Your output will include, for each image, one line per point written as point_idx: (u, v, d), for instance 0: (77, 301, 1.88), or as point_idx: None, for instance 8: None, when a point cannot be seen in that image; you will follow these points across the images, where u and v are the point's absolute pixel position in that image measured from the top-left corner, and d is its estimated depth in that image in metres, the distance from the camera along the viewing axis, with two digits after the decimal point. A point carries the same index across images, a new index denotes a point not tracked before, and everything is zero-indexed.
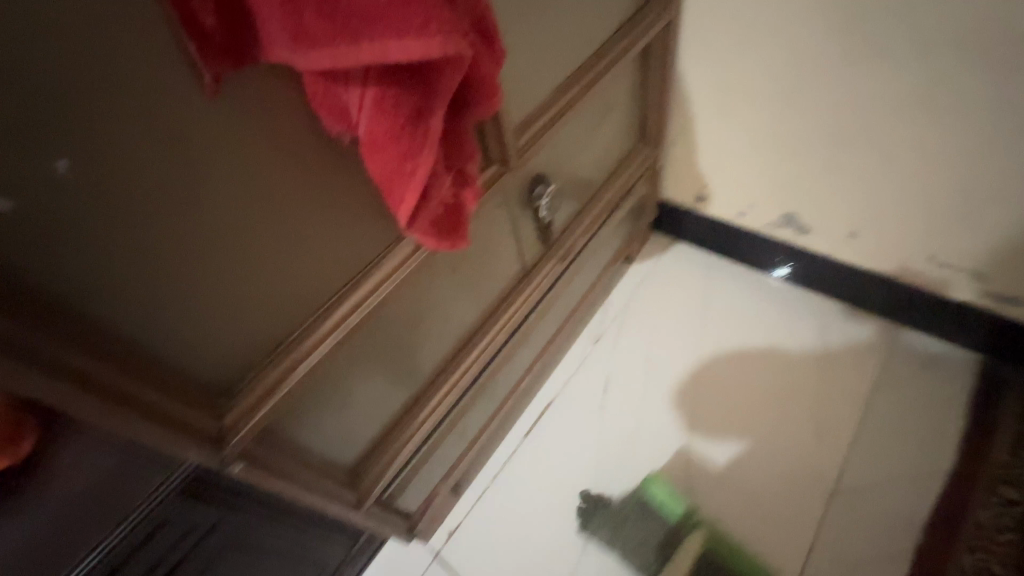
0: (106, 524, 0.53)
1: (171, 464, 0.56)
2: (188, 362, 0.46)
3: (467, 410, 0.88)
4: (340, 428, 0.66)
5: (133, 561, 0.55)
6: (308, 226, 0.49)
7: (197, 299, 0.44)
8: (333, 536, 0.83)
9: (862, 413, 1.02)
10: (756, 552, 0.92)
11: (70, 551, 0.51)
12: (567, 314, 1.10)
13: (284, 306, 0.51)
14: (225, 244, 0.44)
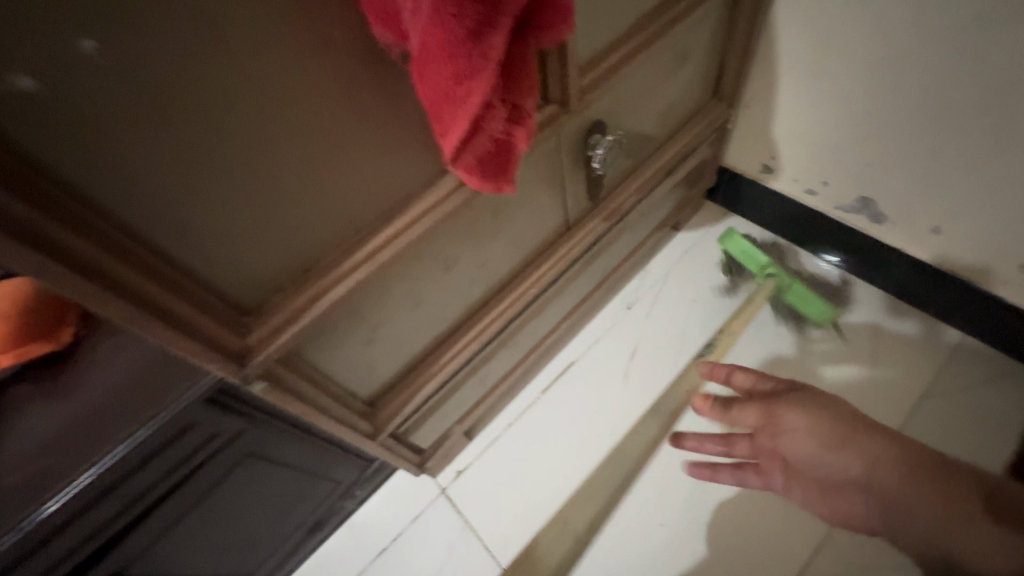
0: (133, 417, 0.54)
1: (196, 374, 0.56)
2: (216, 277, 0.45)
3: (490, 358, 0.87)
4: (365, 359, 0.66)
5: (159, 459, 0.56)
6: (345, 151, 0.46)
7: (226, 212, 0.42)
8: (348, 457, 0.87)
9: (901, 420, 0.97)
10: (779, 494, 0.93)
11: (99, 438, 0.53)
12: (604, 275, 1.05)
13: (317, 231, 0.49)
14: (260, 156, 0.41)
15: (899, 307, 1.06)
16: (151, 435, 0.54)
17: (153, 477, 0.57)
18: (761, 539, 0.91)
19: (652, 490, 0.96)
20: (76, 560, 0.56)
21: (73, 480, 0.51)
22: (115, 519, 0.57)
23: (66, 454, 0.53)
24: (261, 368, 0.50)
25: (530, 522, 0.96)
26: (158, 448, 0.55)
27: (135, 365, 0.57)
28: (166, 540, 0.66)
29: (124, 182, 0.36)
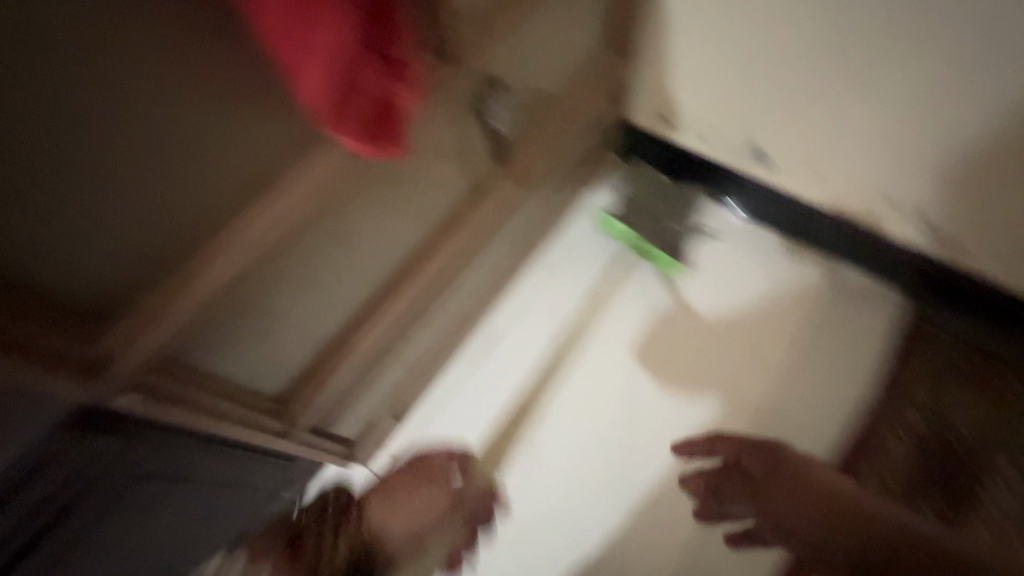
0: None
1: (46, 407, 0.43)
2: (50, 276, 0.41)
3: (410, 335, 0.84)
4: (264, 352, 0.60)
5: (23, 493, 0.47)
6: (166, 135, 0.42)
7: (43, 202, 0.39)
8: (269, 462, 0.80)
9: (803, 360, 1.00)
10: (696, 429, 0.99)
11: None
12: (521, 240, 1.05)
13: (174, 219, 0.45)
14: (70, 136, 0.38)
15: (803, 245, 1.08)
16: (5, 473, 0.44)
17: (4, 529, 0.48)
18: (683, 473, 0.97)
19: (576, 450, 0.99)
20: None
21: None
22: None
23: None
24: (126, 377, 0.45)
25: (466, 492, 0.97)
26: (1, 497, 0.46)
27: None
28: None
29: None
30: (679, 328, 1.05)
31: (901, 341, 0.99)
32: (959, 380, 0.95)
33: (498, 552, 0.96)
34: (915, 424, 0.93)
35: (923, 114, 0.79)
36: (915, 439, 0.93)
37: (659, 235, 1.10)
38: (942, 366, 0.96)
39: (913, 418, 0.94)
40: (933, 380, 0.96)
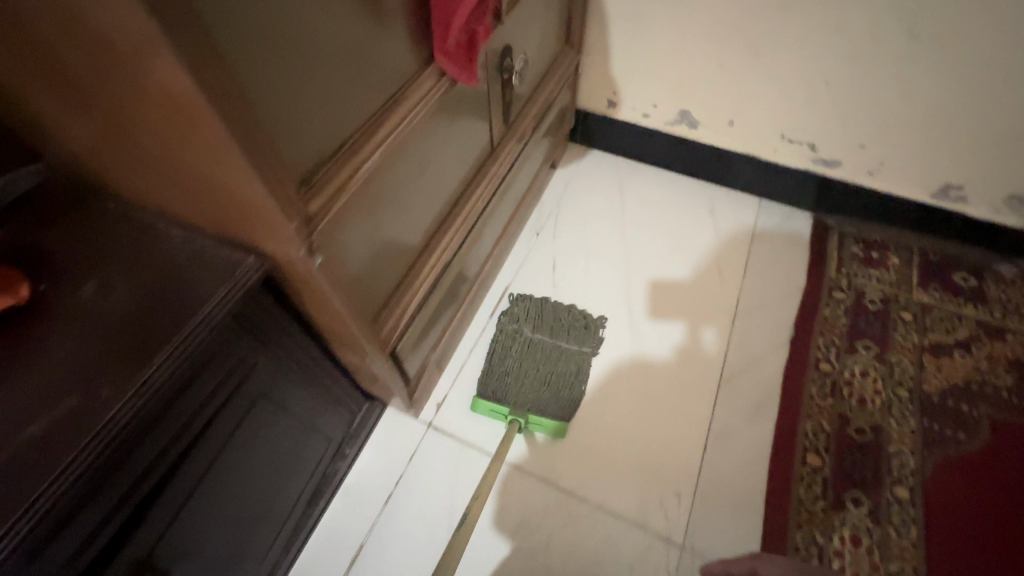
0: (166, 330, 0.51)
1: (231, 273, 0.54)
2: (290, 141, 0.46)
3: (452, 276, 0.97)
4: (374, 260, 0.69)
5: (197, 383, 0.55)
6: (345, 48, 0.50)
7: (296, 75, 0.45)
8: (335, 403, 0.86)
9: (701, 396, 1.08)
10: (688, 336, 1.16)
11: (145, 354, 0.49)
12: (514, 207, 1.23)
13: (349, 107, 0.53)
14: (317, 19, 0.45)
15: (668, 308, 1.20)
16: (193, 335, 0.51)
17: (165, 434, 0.53)
18: (689, 374, 1.11)
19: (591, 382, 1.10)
20: (95, 546, 0.50)
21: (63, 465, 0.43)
22: (137, 486, 0.52)
23: (104, 381, 0.48)
24: (321, 237, 0.52)
25: (434, 468, 0.99)
26: (173, 391, 0.52)
27: (120, 288, 0.53)
28: (186, 511, 0.60)
29: (92, 81, 0.40)
30: (645, 261, 1.29)
31: (809, 238, 1.30)
32: (860, 264, 1.24)
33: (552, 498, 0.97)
34: (838, 293, 1.19)
35: (801, 70, 1.09)
36: (843, 309, 1.17)
37: (533, 395, 1.01)
38: (836, 248, 1.28)
39: (836, 288, 1.20)
40: (845, 267, 1.24)
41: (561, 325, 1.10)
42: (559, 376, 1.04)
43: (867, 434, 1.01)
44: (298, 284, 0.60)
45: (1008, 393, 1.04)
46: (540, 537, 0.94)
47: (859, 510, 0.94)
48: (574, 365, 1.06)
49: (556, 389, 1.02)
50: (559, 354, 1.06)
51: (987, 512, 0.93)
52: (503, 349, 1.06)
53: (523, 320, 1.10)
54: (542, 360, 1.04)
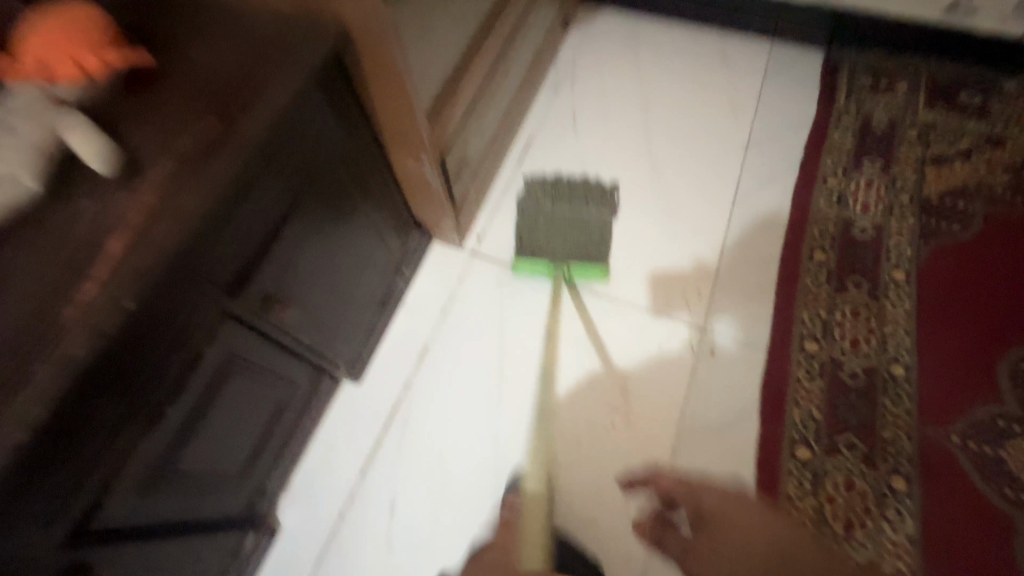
0: (271, 82, 0.59)
1: (319, 38, 0.62)
2: None
3: (480, 113, 1.03)
4: (420, 56, 0.77)
5: (294, 143, 0.65)
6: None
7: None
8: (390, 220, 0.96)
9: (714, 406, 0.97)
10: (705, 167, 1.21)
11: (255, 99, 0.58)
12: (531, 61, 1.26)
13: None
14: None
15: (677, 300, 1.06)
16: (295, 85, 0.60)
17: (274, 184, 0.64)
18: (705, 200, 1.17)
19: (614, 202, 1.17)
20: (234, 272, 0.63)
21: (214, 174, 0.54)
22: (258, 226, 0.64)
23: (225, 117, 0.57)
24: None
25: (475, 284, 1.11)
26: (278, 139, 0.61)
27: (225, 53, 0.61)
28: (289, 268, 0.72)
29: None
30: (659, 103, 1.31)
31: (820, 70, 1.31)
32: (871, 91, 1.27)
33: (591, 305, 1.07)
34: (848, 118, 1.23)
35: None
36: (851, 132, 1.22)
37: (571, 254, 1.05)
38: (848, 77, 1.29)
39: (846, 114, 1.24)
40: (855, 95, 1.26)
41: (574, 193, 1.11)
42: (586, 240, 1.06)
43: (870, 231, 1.09)
44: (367, 58, 0.68)
45: (1002, 190, 1.12)
46: (573, 339, 1.04)
47: (860, 293, 1.03)
48: (600, 228, 1.08)
49: (591, 247, 1.05)
50: (583, 222, 1.08)
51: (978, 283, 1.03)
52: (526, 210, 1.09)
53: (539, 197, 1.11)
54: (566, 226, 1.07)
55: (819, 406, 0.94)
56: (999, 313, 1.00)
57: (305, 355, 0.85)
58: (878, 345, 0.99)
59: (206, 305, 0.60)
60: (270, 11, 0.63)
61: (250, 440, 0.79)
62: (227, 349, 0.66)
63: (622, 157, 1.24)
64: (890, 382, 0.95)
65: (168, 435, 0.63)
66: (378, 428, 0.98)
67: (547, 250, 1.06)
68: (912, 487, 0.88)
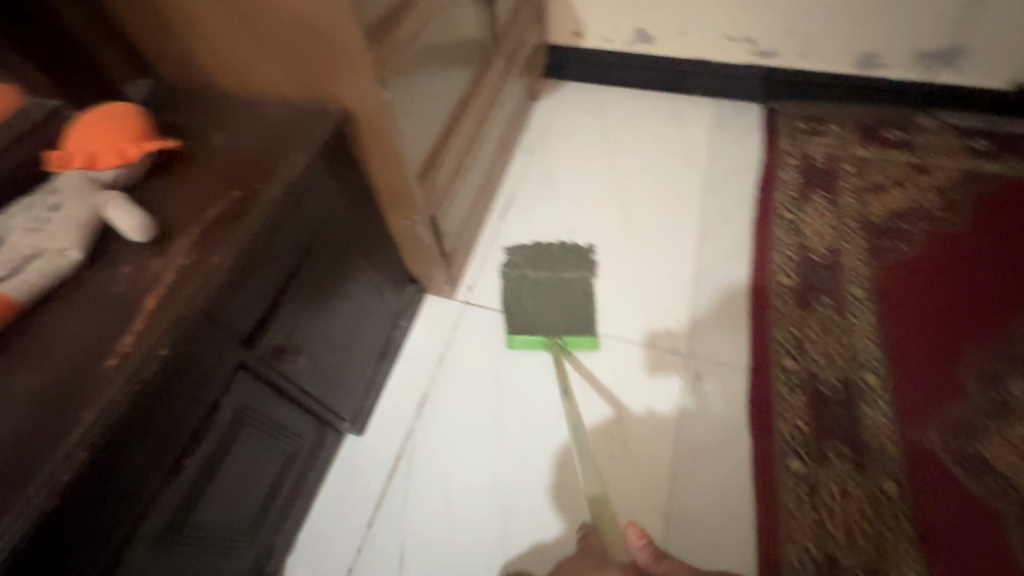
0: (283, 157, 0.69)
1: (325, 119, 0.73)
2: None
3: (464, 175, 1.14)
4: (411, 128, 0.87)
5: (303, 208, 0.73)
6: None
7: None
8: (387, 275, 1.04)
9: (717, 468, 0.98)
10: (671, 209, 1.32)
11: (270, 172, 0.67)
12: (506, 128, 1.40)
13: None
14: None
15: (668, 361, 1.09)
16: (305, 159, 0.69)
17: (286, 243, 0.71)
18: (675, 238, 1.27)
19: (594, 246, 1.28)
20: (250, 326, 0.68)
21: (238, 236, 0.61)
22: (272, 282, 0.70)
23: (244, 188, 0.66)
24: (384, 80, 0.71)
25: (469, 331, 1.17)
26: (291, 204, 0.70)
27: (242, 137, 0.71)
28: (297, 321, 0.78)
29: None
30: (623, 157, 1.45)
31: (762, 119, 1.48)
32: (809, 133, 1.42)
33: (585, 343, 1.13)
34: (792, 157, 1.38)
35: None
36: (797, 169, 1.35)
37: (558, 318, 1.12)
38: (787, 124, 1.45)
39: (790, 154, 1.38)
40: (795, 138, 1.42)
41: (556, 260, 1.23)
42: (572, 296, 1.15)
43: (826, 254, 1.19)
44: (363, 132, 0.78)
45: (940, 208, 1.23)
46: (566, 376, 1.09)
47: (827, 310, 1.11)
48: (581, 289, 1.17)
49: (578, 311, 1.13)
50: (566, 281, 1.18)
51: (934, 291, 1.10)
52: (514, 277, 1.20)
53: (524, 266, 1.23)
54: (553, 293, 1.16)
55: (805, 418, 0.99)
56: (957, 316, 1.06)
57: (311, 408, 0.88)
58: (850, 356, 1.05)
59: (224, 355, 0.64)
60: (280, 101, 0.75)
61: (259, 497, 0.80)
62: (240, 400, 0.70)
63: (595, 206, 1.35)
64: (866, 390, 1.01)
65: (184, 488, 0.64)
66: (382, 479, 0.99)
67: (536, 317, 1.13)
68: (903, 491, 0.91)
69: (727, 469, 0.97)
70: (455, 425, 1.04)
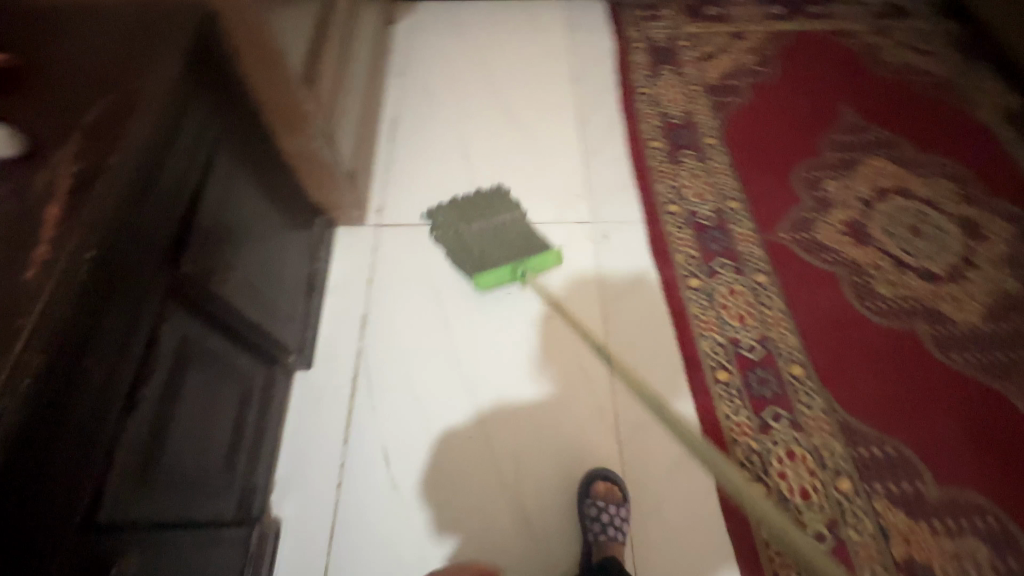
0: (149, 58, 0.63)
1: (184, 16, 0.67)
2: None
3: (343, 94, 1.11)
4: (281, 30, 0.83)
5: (189, 118, 0.69)
6: None
7: None
8: (292, 203, 1.00)
9: (661, 342, 1.07)
10: (549, 103, 1.42)
11: (140, 74, 0.62)
12: (371, 51, 1.37)
13: None
14: None
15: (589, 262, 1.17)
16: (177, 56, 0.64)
17: (182, 158, 0.67)
18: (558, 127, 1.37)
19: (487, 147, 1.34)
20: (168, 248, 0.65)
21: (130, 138, 0.57)
22: (179, 202, 0.67)
23: (114, 95, 0.60)
24: None
25: (390, 248, 1.18)
26: (175, 112, 0.65)
27: (94, 47, 0.64)
28: (216, 245, 0.75)
29: None
30: (494, 64, 1.50)
31: (606, 12, 1.60)
32: (647, 19, 1.58)
33: None
34: (638, 42, 1.53)
35: None
36: (644, 50, 1.51)
37: (516, 250, 1.09)
38: (628, 13, 1.59)
39: (636, 39, 1.53)
40: (637, 24, 1.57)
41: (481, 206, 1.18)
42: (513, 233, 1.12)
43: (681, 117, 1.37)
44: (235, 29, 0.74)
45: (758, 62, 1.47)
46: None
47: (690, 160, 1.29)
48: (520, 218, 1.14)
49: (529, 237, 1.11)
50: (499, 224, 1.14)
51: (763, 128, 1.34)
52: (451, 236, 1.14)
53: (454, 224, 1.16)
54: (492, 235, 1.12)
55: (693, 245, 1.17)
56: (783, 143, 1.31)
57: (253, 342, 0.85)
58: (716, 191, 1.24)
59: (150, 277, 0.62)
60: (127, 6, 0.68)
61: (225, 434, 0.79)
62: (178, 328, 0.67)
63: (481, 115, 1.40)
64: (732, 214, 1.21)
65: (148, 422, 0.62)
66: (345, 399, 1.01)
67: (494, 256, 1.08)
68: (771, 277, 1.12)
69: (646, 303, 1.11)
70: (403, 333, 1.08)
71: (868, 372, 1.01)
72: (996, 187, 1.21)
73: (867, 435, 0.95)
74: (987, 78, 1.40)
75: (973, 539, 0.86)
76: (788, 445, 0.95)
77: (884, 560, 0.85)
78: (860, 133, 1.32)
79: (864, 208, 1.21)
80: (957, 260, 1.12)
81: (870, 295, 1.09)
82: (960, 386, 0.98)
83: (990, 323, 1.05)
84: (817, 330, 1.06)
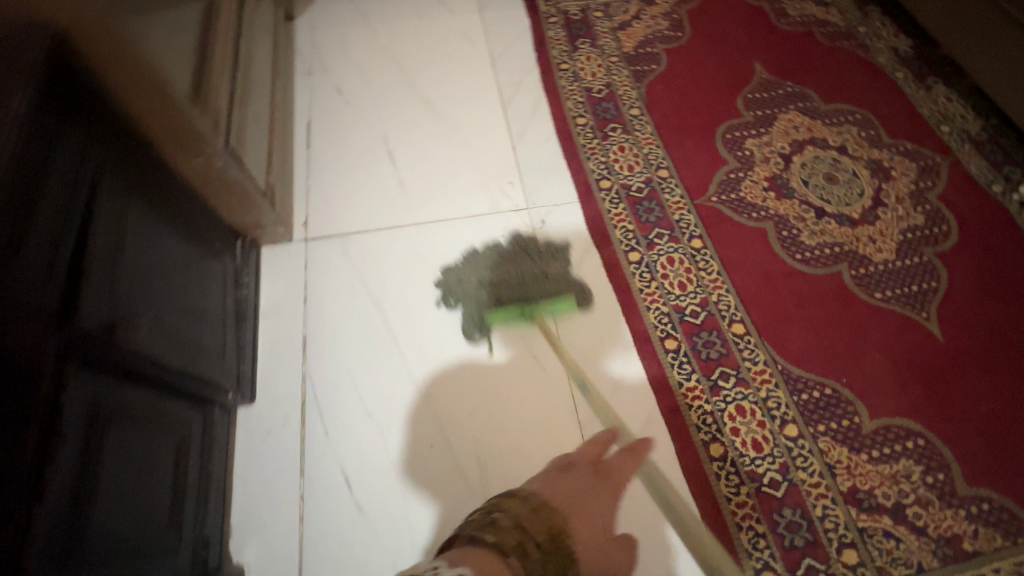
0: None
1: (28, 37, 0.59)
2: None
3: (245, 103, 1.02)
4: (156, 43, 0.75)
5: (58, 153, 0.61)
6: None
7: None
8: (205, 230, 0.93)
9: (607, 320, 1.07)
10: (471, 89, 1.37)
11: None
12: (272, 55, 1.27)
13: None
14: None
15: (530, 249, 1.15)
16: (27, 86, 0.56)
17: (58, 200, 0.60)
18: (482, 114, 1.33)
19: (413, 144, 1.28)
20: (57, 302, 0.58)
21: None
22: (58, 251, 0.59)
23: None
24: None
25: (321, 264, 1.12)
26: (36, 149, 0.58)
27: None
28: (118, 290, 0.68)
29: None
30: (408, 53, 1.43)
31: None
32: None
33: (441, 232, 1.17)
34: (552, 17, 1.49)
35: None
36: (560, 26, 1.48)
37: (534, 296, 1.04)
38: None
39: (550, 15, 1.49)
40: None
41: (511, 253, 1.10)
42: (536, 279, 1.06)
43: (603, 90, 1.36)
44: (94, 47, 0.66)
45: (670, 28, 1.47)
46: (430, 267, 1.12)
47: (618, 134, 1.29)
48: (550, 275, 1.07)
49: (550, 283, 1.06)
50: (527, 272, 1.07)
51: (683, 93, 1.36)
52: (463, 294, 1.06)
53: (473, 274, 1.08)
54: (516, 278, 1.06)
55: (629, 219, 1.18)
56: (702, 107, 1.33)
57: (183, 387, 0.79)
58: (645, 164, 1.25)
59: (41, 337, 0.55)
60: None
61: (167, 486, 0.74)
62: (88, 388, 0.61)
63: (401, 110, 1.33)
64: (662, 183, 1.23)
65: (68, 494, 0.56)
66: (297, 427, 0.97)
67: (507, 295, 1.04)
68: (706, 242, 1.15)
69: (590, 283, 1.11)
70: (351, 349, 1.04)
71: (802, 320, 1.06)
72: (896, 129, 1.29)
73: (806, 380, 1.00)
74: (881, 24, 1.46)
75: (907, 460, 0.93)
76: (738, 401, 0.99)
77: (833, 494, 0.91)
78: (773, 90, 1.36)
79: (784, 163, 1.25)
80: (870, 202, 1.19)
81: (797, 247, 1.14)
82: (885, 322, 1.05)
83: (903, 258, 1.12)
84: (753, 287, 1.10)
